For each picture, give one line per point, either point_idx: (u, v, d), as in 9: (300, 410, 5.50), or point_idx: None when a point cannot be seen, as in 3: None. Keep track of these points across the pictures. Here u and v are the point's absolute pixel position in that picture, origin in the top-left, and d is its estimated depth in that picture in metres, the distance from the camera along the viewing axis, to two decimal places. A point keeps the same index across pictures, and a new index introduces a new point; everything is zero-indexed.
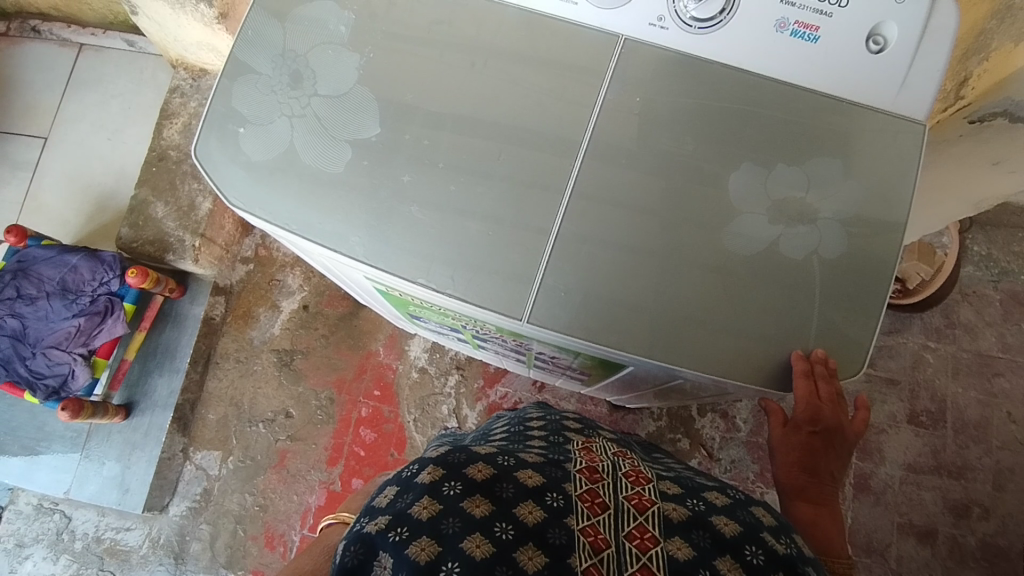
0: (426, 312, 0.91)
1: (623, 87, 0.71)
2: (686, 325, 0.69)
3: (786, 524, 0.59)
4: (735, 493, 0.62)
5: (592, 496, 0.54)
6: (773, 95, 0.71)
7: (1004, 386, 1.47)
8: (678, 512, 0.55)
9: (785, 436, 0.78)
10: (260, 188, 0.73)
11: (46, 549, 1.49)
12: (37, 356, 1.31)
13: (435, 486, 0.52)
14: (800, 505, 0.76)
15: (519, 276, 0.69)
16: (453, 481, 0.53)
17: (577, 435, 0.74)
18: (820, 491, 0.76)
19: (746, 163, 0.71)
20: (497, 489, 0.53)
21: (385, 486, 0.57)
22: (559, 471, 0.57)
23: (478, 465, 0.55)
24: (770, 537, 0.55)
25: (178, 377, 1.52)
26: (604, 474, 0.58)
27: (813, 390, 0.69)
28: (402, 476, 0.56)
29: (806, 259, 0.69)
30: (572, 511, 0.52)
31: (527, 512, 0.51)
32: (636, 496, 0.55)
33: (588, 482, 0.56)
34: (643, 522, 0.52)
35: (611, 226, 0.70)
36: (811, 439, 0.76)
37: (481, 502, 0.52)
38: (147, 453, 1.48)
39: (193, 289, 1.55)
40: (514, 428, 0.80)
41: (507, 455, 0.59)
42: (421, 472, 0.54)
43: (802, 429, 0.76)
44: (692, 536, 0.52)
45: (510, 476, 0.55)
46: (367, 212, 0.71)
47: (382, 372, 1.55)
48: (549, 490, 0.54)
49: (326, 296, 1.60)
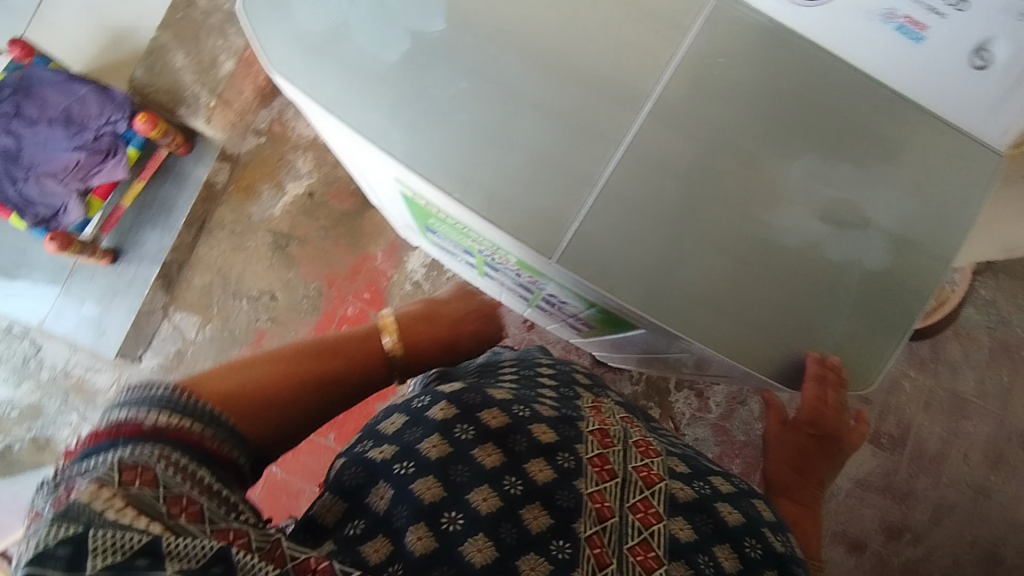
0: (444, 229, 0.88)
1: (709, 43, 0.65)
2: (711, 302, 0.68)
3: (781, 521, 0.60)
4: (738, 483, 0.62)
5: (603, 461, 0.52)
6: (855, 88, 0.66)
7: (968, 429, 1.51)
8: (685, 493, 0.55)
9: (784, 435, 0.82)
10: (305, 59, 0.68)
11: (9, 371, 1.47)
12: (29, 182, 1.28)
13: (446, 426, 0.49)
14: (785, 502, 0.79)
15: (554, 215, 0.67)
16: (466, 424, 0.50)
17: (586, 390, 0.73)
18: (806, 492, 0.80)
19: (812, 156, 0.67)
20: (510, 440, 0.50)
21: (388, 411, 0.53)
22: (573, 430, 0.54)
23: (493, 411, 0.52)
24: (768, 533, 0.56)
25: (170, 236, 1.52)
26: (615, 443, 0.55)
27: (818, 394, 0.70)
28: (409, 405, 0.52)
29: (847, 266, 0.68)
30: (581, 474, 0.50)
31: (538, 469, 0.49)
32: (645, 469, 0.54)
33: (600, 447, 0.54)
34: (649, 497, 0.51)
35: (659, 187, 0.67)
36: (806, 441, 0.79)
37: (492, 451, 0.49)
38: (127, 303, 1.49)
39: (200, 148, 1.54)
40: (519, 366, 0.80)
41: (521, 401, 0.57)
42: (431, 407, 0.51)
43: (801, 429, 0.79)
44: (695, 520, 0.53)
45: (524, 428, 0.52)
46: (413, 112, 0.67)
47: (376, 278, 1.53)
48: (561, 450, 0.51)
49: (334, 188, 1.54)
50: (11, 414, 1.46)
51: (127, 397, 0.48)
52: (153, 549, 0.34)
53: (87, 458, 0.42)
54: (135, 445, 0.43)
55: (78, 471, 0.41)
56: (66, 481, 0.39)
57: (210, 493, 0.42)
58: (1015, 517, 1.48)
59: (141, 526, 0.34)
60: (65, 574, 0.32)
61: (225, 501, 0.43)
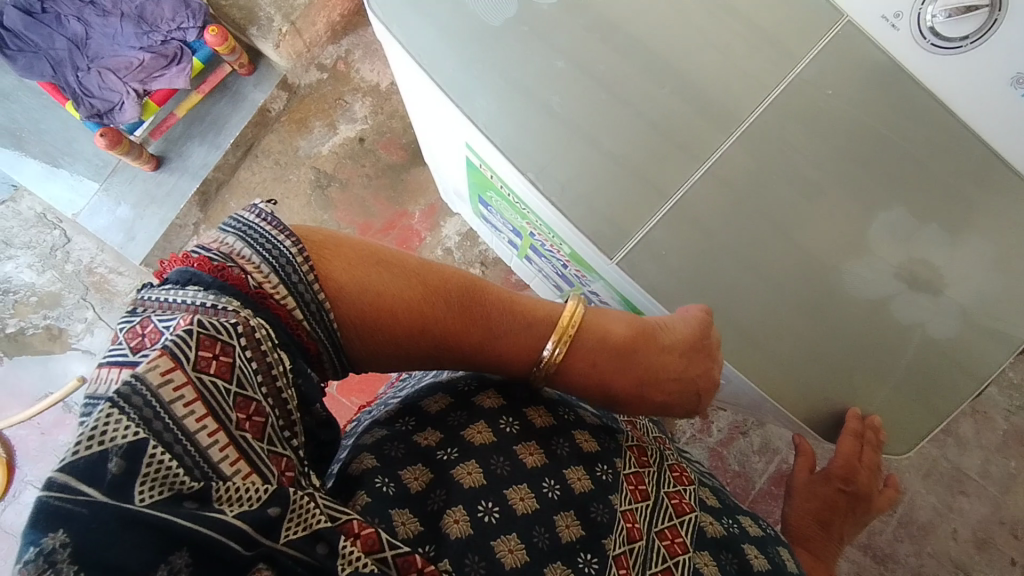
0: (500, 204, 0.86)
1: (821, 73, 0.63)
2: (764, 337, 0.67)
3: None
4: (765, 528, 0.67)
5: (637, 480, 0.59)
6: (960, 149, 0.63)
7: (963, 505, 1.47)
8: (713, 528, 0.60)
9: (812, 486, 0.82)
10: (407, 7, 0.66)
11: (35, 258, 1.47)
12: (91, 72, 1.28)
13: (493, 419, 0.57)
14: (803, 552, 0.79)
15: (625, 216, 0.65)
16: (513, 421, 0.58)
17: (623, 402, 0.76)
18: (823, 547, 0.80)
19: (900, 209, 0.64)
20: (552, 443, 0.58)
21: (436, 391, 0.61)
22: (612, 444, 0.62)
23: (538, 412, 0.60)
24: None
25: (216, 154, 1.51)
26: (651, 475, 0.61)
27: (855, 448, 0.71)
28: (458, 392, 0.60)
29: (910, 329, 0.66)
30: (617, 490, 0.57)
31: (576, 478, 0.56)
32: (678, 497, 0.60)
33: (637, 467, 0.60)
34: (677, 526, 0.57)
35: (738, 210, 0.65)
36: (833, 493, 0.80)
37: (534, 452, 0.56)
38: (161, 214, 1.49)
39: (261, 71, 1.53)
40: None
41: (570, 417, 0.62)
42: (482, 399, 0.59)
43: (832, 482, 0.79)
44: (721, 557, 0.58)
45: (566, 434, 0.59)
46: (506, 82, 0.65)
47: (408, 237, 1.51)
48: (599, 462, 0.58)
49: (385, 138, 1.53)
50: (29, 299, 1.45)
51: (233, 225, 0.51)
52: (203, 497, 0.37)
53: (179, 286, 0.46)
54: (210, 294, 0.44)
55: (164, 303, 0.45)
56: (152, 318, 0.43)
57: (276, 401, 0.44)
58: None
59: (202, 458, 0.38)
60: (126, 478, 0.35)
61: (285, 412, 0.44)
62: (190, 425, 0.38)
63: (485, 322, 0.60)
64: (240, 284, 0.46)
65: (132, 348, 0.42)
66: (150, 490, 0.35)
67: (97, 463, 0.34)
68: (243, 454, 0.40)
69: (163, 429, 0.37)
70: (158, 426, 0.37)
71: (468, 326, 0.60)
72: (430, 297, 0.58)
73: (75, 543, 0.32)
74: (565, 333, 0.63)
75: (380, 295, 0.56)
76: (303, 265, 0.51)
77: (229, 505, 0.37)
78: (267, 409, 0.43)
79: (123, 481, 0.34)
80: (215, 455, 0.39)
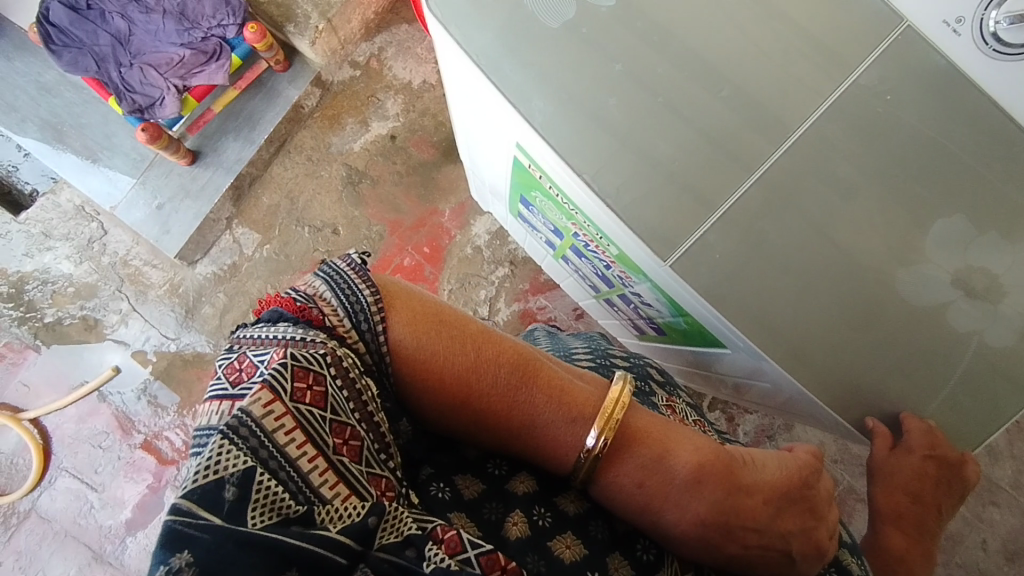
0: (543, 204, 0.86)
1: (880, 76, 0.62)
2: (819, 344, 0.66)
3: (856, 545, 0.70)
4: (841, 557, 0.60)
5: None
6: (1022, 157, 0.63)
7: (993, 516, 1.45)
8: None
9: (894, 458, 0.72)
10: (463, 7, 0.66)
11: (72, 249, 1.49)
12: (133, 68, 1.30)
13: None
14: (892, 531, 0.73)
15: (683, 220, 0.65)
16: None
17: (661, 391, 0.79)
18: (918, 522, 0.74)
19: (961, 216, 0.63)
20: None
21: None
22: None
23: None
24: (849, 556, 0.67)
25: (250, 149, 1.52)
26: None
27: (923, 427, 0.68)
28: None
29: (967, 337, 0.65)
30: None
31: None
32: None
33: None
34: None
35: (793, 213, 0.64)
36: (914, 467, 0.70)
37: None
38: (196, 207, 1.51)
39: (296, 68, 1.54)
40: (599, 361, 0.81)
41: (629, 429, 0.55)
42: None
43: (917, 451, 0.69)
44: None
45: None
46: (563, 84, 0.65)
47: (438, 235, 1.52)
48: None
49: (417, 136, 1.53)
50: (66, 290, 1.48)
51: (326, 271, 0.56)
52: (306, 519, 0.42)
53: (270, 324, 0.51)
54: (294, 326, 0.50)
55: (257, 341, 0.50)
56: (247, 355, 0.49)
57: (371, 424, 0.49)
58: None
59: (301, 480, 0.44)
60: (240, 503, 0.41)
61: (380, 433, 0.49)
62: (292, 451, 0.44)
63: (527, 407, 0.56)
64: (318, 323, 0.51)
65: (230, 382, 0.47)
66: (260, 515, 0.41)
67: (213, 491, 0.40)
68: (341, 478, 0.45)
69: (268, 457, 0.43)
70: (263, 454, 0.43)
71: (508, 407, 0.56)
72: (476, 369, 0.55)
73: (197, 562, 0.38)
74: (607, 425, 0.56)
75: (433, 358, 0.55)
76: (376, 314, 0.54)
77: (333, 522, 0.43)
78: (361, 433, 0.48)
79: (237, 508, 0.40)
80: (316, 479, 0.44)
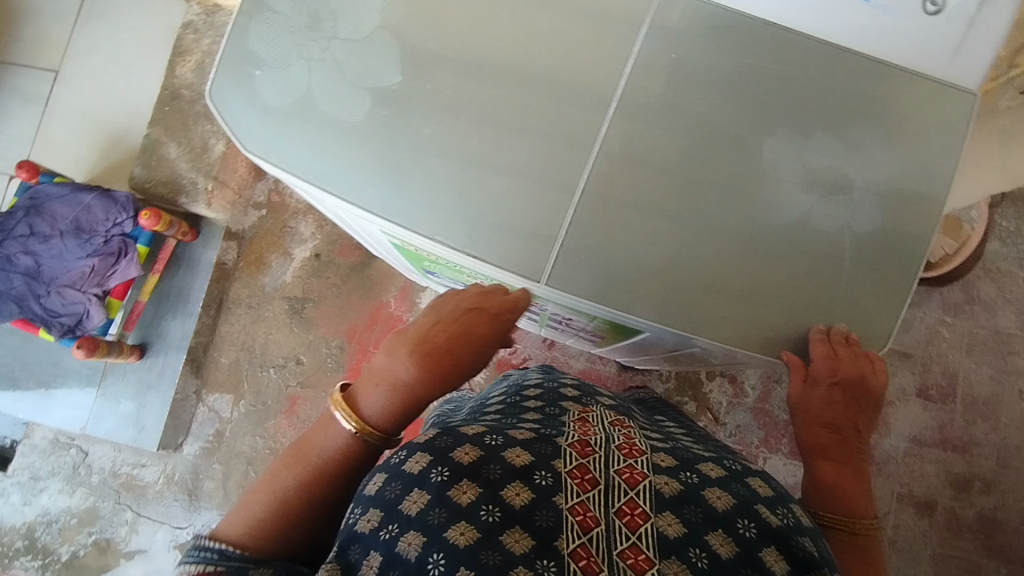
0: (440, 267, 0.93)
1: (658, 42, 0.68)
2: (712, 293, 0.71)
3: (784, 494, 0.56)
4: (776, 485, 0.57)
5: (583, 471, 0.48)
6: (816, 59, 0.68)
7: (1019, 364, 1.40)
8: (670, 487, 0.50)
9: (804, 393, 0.75)
10: (276, 136, 0.71)
11: (62, 482, 1.52)
12: (51, 295, 1.34)
13: (422, 476, 0.48)
14: (821, 464, 0.75)
15: (541, 236, 0.70)
16: (441, 467, 0.48)
17: (574, 405, 0.65)
18: (845, 450, 0.75)
19: (783, 130, 0.69)
20: (483, 471, 0.48)
21: (373, 471, 0.52)
22: (549, 447, 0.51)
23: (466, 447, 0.50)
24: (765, 508, 0.51)
25: (191, 321, 1.55)
26: (598, 438, 0.52)
27: (828, 353, 0.71)
28: (388, 461, 0.51)
29: (837, 233, 0.70)
30: (562, 489, 0.47)
31: (514, 494, 0.47)
32: (628, 470, 0.49)
33: (581, 433, 0.53)
34: (634, 498, 0.47)
35: (633, 189, 0.69)
36: (829, 392, 0.74)
37: (468, 488, 0.47)
38: (161, 394, 1.52)
39: (205, 233, 1.58)
40: (506, 392, 0.71)
41: (507, 420, 0.58)
42: (408, 459, 0.50)
43: (822, 381, 0.72)
44: (683, 512, 0.48)
45: (497, 456, 0.49)
46: (387, 164, 0.70)
47: (394, 324, 1.55)
48: (536, 469, 0.48)
49: (338, 245, 1.58)
50: (71, 522, 1.50)
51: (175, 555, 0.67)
52: None
53: None
54: None
55: None
56: None
57: None
58: None
59: None
60: None
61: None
62: None
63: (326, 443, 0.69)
64: None
65: None
66: None
67: None
68: None
69: None
70: None
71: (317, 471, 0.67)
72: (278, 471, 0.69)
73: None
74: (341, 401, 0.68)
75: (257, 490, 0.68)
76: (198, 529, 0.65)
77: None
78: None
79: None
80: None
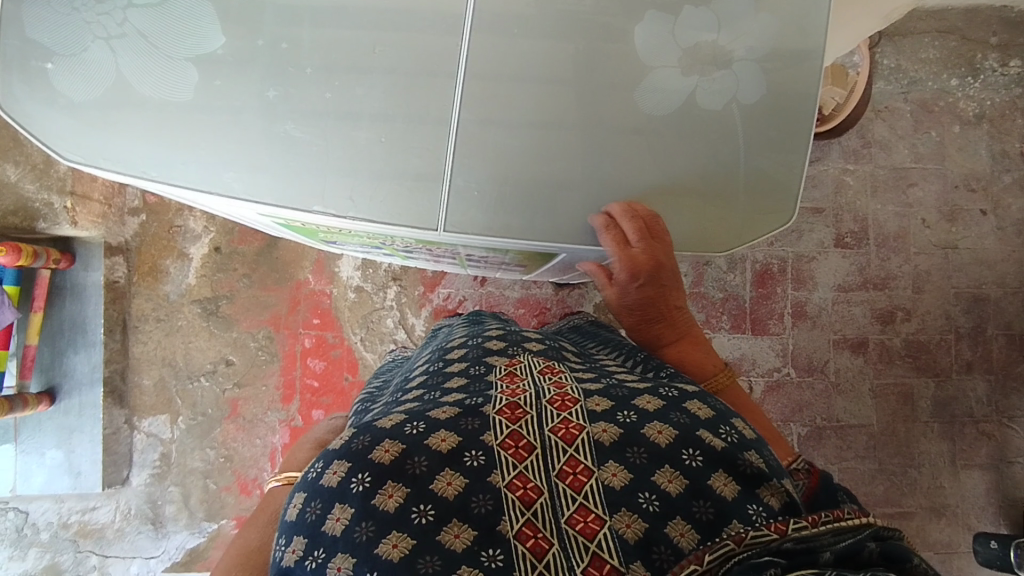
0: (339, 237, 0.91)
1: None
2: (616, 191, 0.76)
3: (726, 410, 0.56)
4: (716, 402, 0.57)
5: (515, 439, 0.49)
6: None
7: (918, 195, 1.47)
8: (609, 434, 0.50)
9: (620, 299, 0.78)
10: (101, 138, 0.70)
11: (9, 548, 1.43)
12: None
13: (342, 489, 0.46)
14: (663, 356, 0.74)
15: (426, 180, 0.73)
16: (361, 475, 0.47)
17: (500, 358, 0.63)
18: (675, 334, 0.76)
19: (651, 13, 0.72)
20: (408, 467, 0.47)
21: (294, 491, 0.51)
22: (476, 420, 0.50)
23: (384, 446, 0.48)
24: (708, 433, 0.51)
25: (97, 351, 1.42)
26: (527, 398, 0.52)
27: (621, 238, 0.76)
28: (306, 479, 0.50)
29: (726, 108, 0.75)
30: (495, 466, 0.47)
31: (445, 485, 0.46)
32: (563, 426, 0.49)
33: (508, 397, 0.52)
34: (574, 455, 0.48)
35: (518, 104, 0.72)
36: (643, 293, 0.76)
37: (395, 490, 0.46)
38: (88, 433, 1.42)
39: (83, 254, 1.43)
40: (433, 355, 0.71)
41: (430, 398, 0.56)
42: (325, 472, 0.48)
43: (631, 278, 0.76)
44: (627, 456, 0.48)
45: (420, 446, 0.48)
46: (251, 136, 0.71)
47: (318, 300, 1.47)
48: (465, 450, 0.48)
49: (237, 233, 1.46)
50: None
51: None
52: None
53: None
54: None
55: None
56: None
57: None
58: (987, 257, 1.47)
59: None
60: None
61: None
62: None
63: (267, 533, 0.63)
64: None
65: None
66: None
67: None
68: None
69: None
70: None
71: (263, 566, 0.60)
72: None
73: None
74: None
75: None
76: None
77: None
78: None
79: None
80: None
